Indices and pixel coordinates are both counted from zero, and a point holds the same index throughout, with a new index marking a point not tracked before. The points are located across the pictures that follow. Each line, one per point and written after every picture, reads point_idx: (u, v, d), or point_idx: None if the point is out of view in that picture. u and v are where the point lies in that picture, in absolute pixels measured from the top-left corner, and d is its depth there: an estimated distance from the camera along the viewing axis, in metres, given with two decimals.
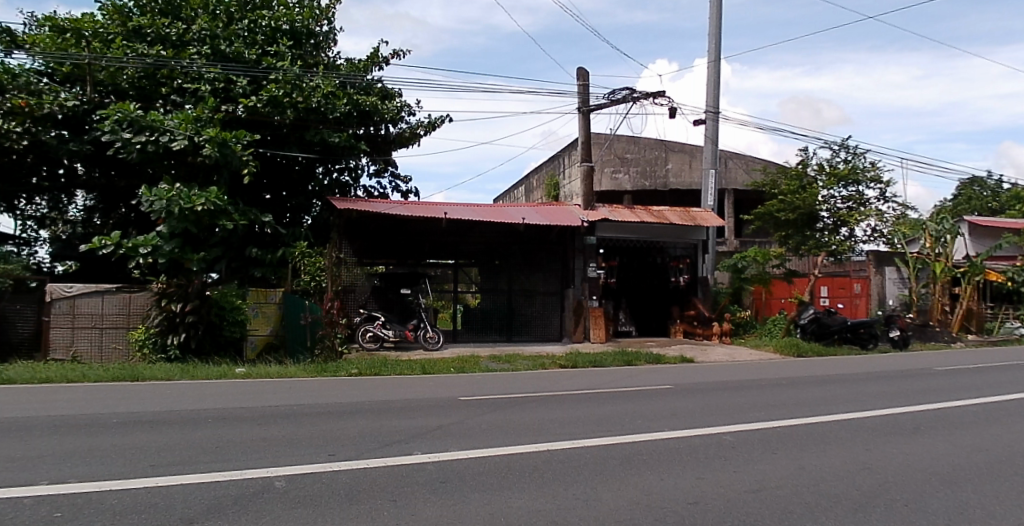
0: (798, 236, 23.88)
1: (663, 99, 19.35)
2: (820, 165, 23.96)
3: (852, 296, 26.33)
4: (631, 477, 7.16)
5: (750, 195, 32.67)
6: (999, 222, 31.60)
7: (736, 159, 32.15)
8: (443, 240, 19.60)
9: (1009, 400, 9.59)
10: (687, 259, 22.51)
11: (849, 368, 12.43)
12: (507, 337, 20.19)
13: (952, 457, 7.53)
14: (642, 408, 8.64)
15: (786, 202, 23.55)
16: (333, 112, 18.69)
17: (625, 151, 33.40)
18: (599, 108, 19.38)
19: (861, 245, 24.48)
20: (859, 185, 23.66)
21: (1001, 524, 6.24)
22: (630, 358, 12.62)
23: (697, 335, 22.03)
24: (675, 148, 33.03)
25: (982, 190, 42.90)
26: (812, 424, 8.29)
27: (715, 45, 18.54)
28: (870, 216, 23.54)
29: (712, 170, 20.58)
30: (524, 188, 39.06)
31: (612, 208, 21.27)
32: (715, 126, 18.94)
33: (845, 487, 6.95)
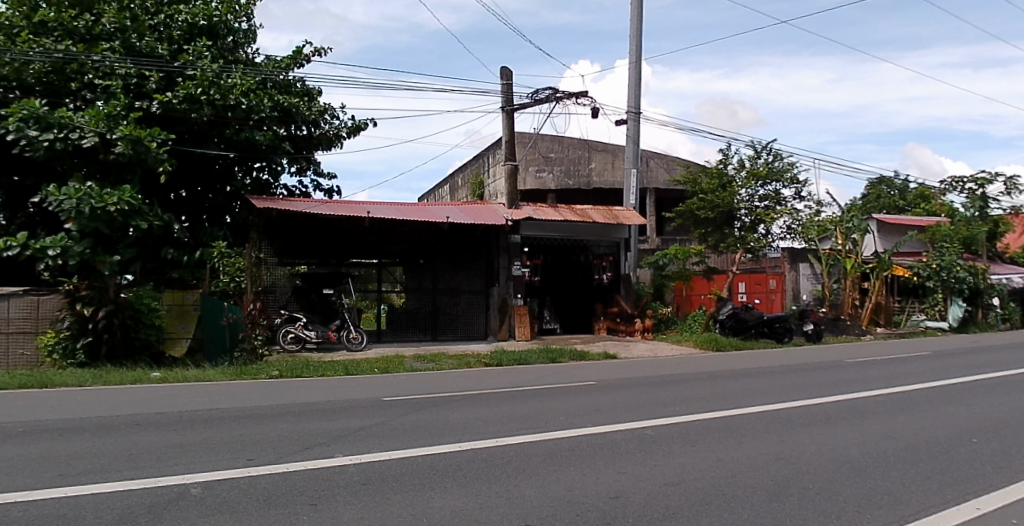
0: (717, 234, 24.71)
1: (585, 98, 19.55)
2: (740, 164, 24.56)
3: (768, 292, 26.88)
4: (554, 474, 7.21)
5: (672, 194, 33.48)
6: (905, 220, 33.14)
7: (658, 158, 32.88)
8: (367, 240, 19.56)
9: (912, 389, 10.04)
10: (609, 257, 22.75)
11: (765, 361, 12.80)
12: (432, 336, 20.14)
13: (861, 445, 7.82)
14: (566, 405, 8.70)
15: (706, 200, 24.13)
16: (255, 112, 18.28)
17: (549, 149, 33.70)
18: (523, 108, 19.46)
19: (777, 242, 25.29)
20: (776, 185, 24.38)
21: (904, 509, 6.53)
22: (554, 355, 12.71)
23: (619, 332, 22.39)
24: (598, 148, 33.61)
25: (889, 190, 45.00)
26: (729, 417, 8.51)
27: (637, 47, 18.86)
28: (785, 215, 24.37)
29: (634, 169, 20.86)
30: (449, 187, 38.96)
31: (536, 207, 21.34)
32: (636, 126, 19.25)
33: (760, 477, 7.15)
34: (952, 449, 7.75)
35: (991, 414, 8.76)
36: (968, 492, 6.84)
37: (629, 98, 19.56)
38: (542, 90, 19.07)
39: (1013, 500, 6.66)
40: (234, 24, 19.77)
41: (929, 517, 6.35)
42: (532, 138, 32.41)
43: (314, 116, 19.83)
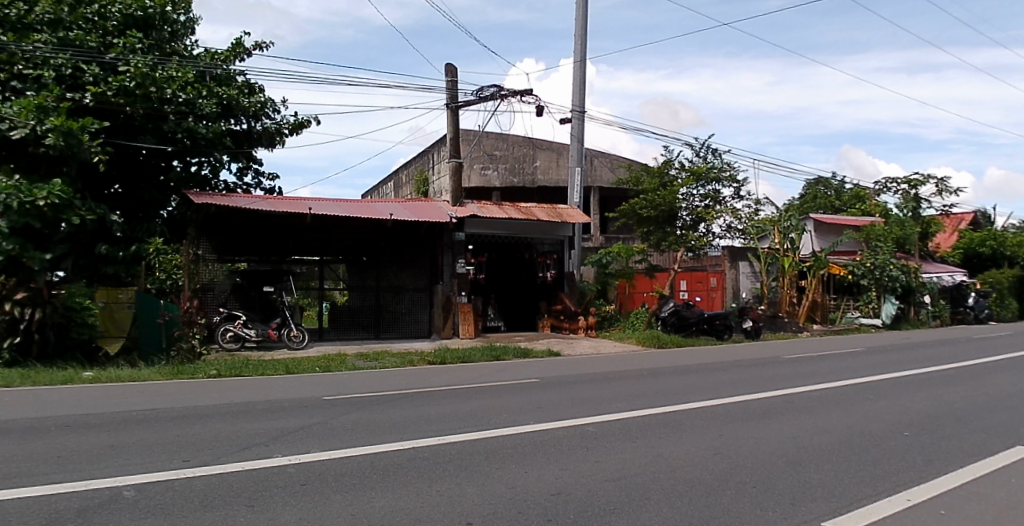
0: (659, 232, 24.97)
1: (530, 96, 19.59)
2: (682, 164, 24.95)
3: (708, 289, 27.43)
4: (496, 471, 7.20)
5: (615, 192, 33.92)
6: (841, 220, 34.11)
7: (602, 157, 33.27)
8: (309, 236, 19.43)
9: (844, 384, 10.32)
10: (553, 255, 23.01)
11: (706, 358, 13.01)
12: (375, 334, 20.02)
13: (797, 439, 7.98)
14: (508, 402, 8.70)
15: (648, 200, 24.46)
16: (194, 104, 18.29)
17: (494, 147, 33.69)
18: (468, 105, 19.41)
19: (718, 241, 25.83)
20: (716, 184, 24.86)
21: (837, 501, 6.68)
22: (498, 353, 12.73)
23: (563, 329, 22.75)
24: (543, 146, 33.89)
25: (826, 190, 46.39)
26: (670, 413, 8.61)
27: (581, 46, 18.99)
28: (725, 213, 24.83)
29: (577, 167, 21.00)
30: (393, 183, 38.72)
31: (481, 205, 21.35)
32: (580, 126, 19.38)
33: (699, 472, 7.24)
34: (884, 442, 7.96)
35: (919, 408, 9.03)
36: (898, 484, 7.03)
37: (573, 96, 19.70)
38: (487, 88, 19.07)
39: (940, 492, 6.88)
40: (173, 15, 19.47)
41: (861, 509, 6.52)
42: (477, 136, 32.34)
43: (253, 109, 19.64)
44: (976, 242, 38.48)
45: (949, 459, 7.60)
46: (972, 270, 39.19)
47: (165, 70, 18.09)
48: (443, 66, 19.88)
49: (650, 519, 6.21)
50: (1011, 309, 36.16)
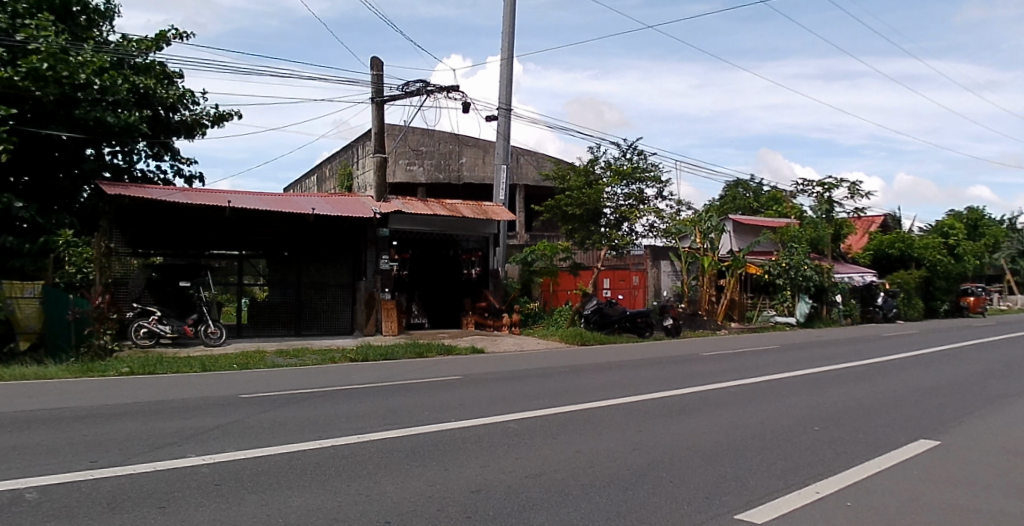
0: (583, 230, 25.69)
1: (457, 92, 19.54)
2: (608, 163, 25.32)
3: (631, 287, 27.69)
4: (416, 469, 7.17)
5: (541, 190, 34.28)
6: (760, 222, 35.23)
7: (528, 155, 33.58)
8: (229, 229, 18.94)
9: (758, 380, 10.65)
10: (478, 252, 23.06)
11: (629, 355, 13.22)
12: (295, 331, 19.68)
13: (714, 434, 8.18)
14: (430, 400, 8.68)
15: (573, 198, 24.99)
16: (109, 95, 17.78)
17: (421, 143, 33.52)
18: (393, 99, 19.25)
19: (641, 240, 26.34)
20: (639, 184, 25.31)
21: (749, 495, 6.87)
22: (421, 349, 12.69)
23: (488, 327, 22.76)
24: (469, 142, 34.03)
25: (745, 192, 47.92)
26: (591, 409, 8.73)
27: (509, 43, 19.04)
28: (648, 213, 25.30)
29: (503, 165, 21.09)
30: (316, 178, 38.09)
31: (406, 201, 21.25)
32: (506, 123, 19.43)
33: (618, 467, 7.36)
34: (795, 436, 8.23)
35: (828, 404, 9.40)
36: (809, 477, 7.28)
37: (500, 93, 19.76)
38: (414, 82, 18.94)
39: (846, 483, 7.16)
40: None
41: (772, 502, 6.73)
42: (402, 131, 32.07)
43: (171, 99, 19.46)
44: (885, 244, 40.27)
45: (857, 452, 7.91)
46: (880, 270, 41.33)
47: (77, 56, 17.31)
48: (370, 59, 19.67)
49: (571, 514, 6.29)
50: (916, 308, 38.07)
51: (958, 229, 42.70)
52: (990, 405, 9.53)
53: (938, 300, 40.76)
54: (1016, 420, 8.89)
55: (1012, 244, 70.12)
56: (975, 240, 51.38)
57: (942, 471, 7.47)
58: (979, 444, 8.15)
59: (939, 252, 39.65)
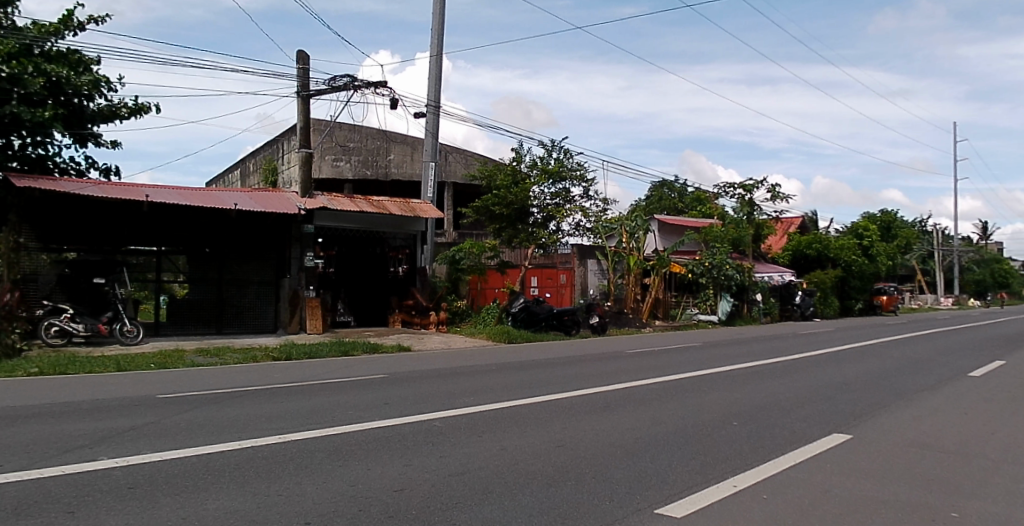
0: (511, 229, 25.68)
1: (385, 88, 19.34)
2: (534, 162, 25.53)
3: (558, 286, 27.96)
4: (337, 470, 7.07)
5: (468, 188, 34.31)
6: (684, 222, 36.08)
7: (456, 153, 33.73)
8: (147, 225, 18.44)
9: (680, 377, 10.88)
10: (406, 250, 23.57)
11: (555, 352, 13.34)
12: (216, 329, 19.34)
13: (637, 430, 8.31)
14: (354, 399, 8.60)
15: (499, 196, 24.92)
16: (25, 88, 17.14)
17: (348, 138, 33.28)
18: (320, 94, 18.94)
19: (567, 238, 26.59)
20: (565, 183, 25.67)
21: (670, 489, 6.99)
22: (346, 348, 12.57)
23: (415, 325, 22.72)
24: (397, 139, 34.04)
25: (670, 192, 49.21)
26: (516, 406, 8.79)
27: (438, 40, 18.94)
28: (574, 212, 25.62)
29: (430, 163, 21.12)
30: (240, 172, 37.24)
31: (332, 197, 21.12)
32: (435, 121, 19.36)
33: (541, 464, 7.40)
34: (714, 431, 8.41)
35: (748, 400, 9.66)
36: (726, 472, 7.45)
37: (429, 89, 19.74)
38: (341, 76, 18.71)
39: (762, 477, 7.36)
40: None
41: (690, 496, 6.87)
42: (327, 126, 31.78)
43: (86, 87, 18.72)
44: (803, 245, 41.83)
45: (774, 447, 8.12)
46: (799, 270, 42.97)
47: None
48: (296, 52, 19.36)
49: (493, 512, 6.30)
50: (831, 306, 39.64)
51: (872, 230, 43.97)
52: (897, 400, 9.95)
53: (852, 299, 42.91)
54: (921, 414, 9.30)
55: (919, 246, 74.30)
56: (887, 241, 53.69)
57: (852, 463, 7.75)
58: (889, 437, 8.48)
59: (854, 253, 41.15)
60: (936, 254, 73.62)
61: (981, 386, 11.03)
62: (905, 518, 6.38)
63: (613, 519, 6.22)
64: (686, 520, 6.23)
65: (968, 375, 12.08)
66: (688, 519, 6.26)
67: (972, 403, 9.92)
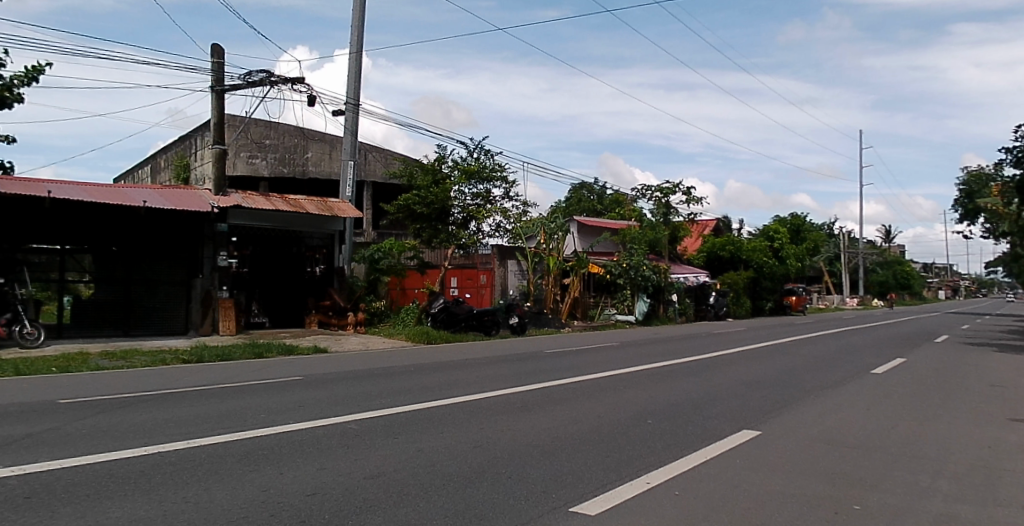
0: (431, 229, 25.64)
1: (302, 85, 19.05)
2: (455, 162, 25.76)
3: (478, 286, 28.95)
4: (248, 475, 6.86)
5: (388, 186, 34.45)
6: (602, 224, 36.95)
7: (376, 152, 33.67)
8: (50, 222, 17.85)
9: (597, 376, 11.10)
10: (324, 249, 23.44)
11: (472, 353, 13.44)
12: (124, 331, 18.92)
13: (553, 429, 8.40)
14: (268, 402, 8.52)
15: (420, 196, 25.02)
16: None
17: (264, 136, 33.17)
18: (235, 88, 18.54)
19: (488, 239, 26.80)
20: (486, 184, 25.97)
21: (585, 488, 6.99)
22: (258, 350, 12.46)
23: (332, 325, 22.71)
24: (315, 137, 34.09)
25: (589, 195, 50.21)
26: (432, 407, 8.81)
27: (357, 38, 18.75)
28: (494, 213, 26.00)
29: (350, 161, 21.34)
30: (150, 167, 36.02)
31: (247, 194, 20.98)
32: (354, 119, 19.26)
33: (457, 465, 7.32)
34: (628, 429, 8.56)
35: (662, 399, 9.89)
36: (641, 468, 7.56)
37: (348, 87, 19.60)
38: (256, 71, 18.33)
39: (674, 474, 7.44)
40: None
41: (604, 495, 6.87)
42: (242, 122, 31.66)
43: None
44: (717, 246, 43.50)
45: (687, 443, 8.29)
46: (713, 271, 44.44)
47: None
48: (210, 45, 18.94)
49: (411, 511, 6.23)
50: (744, 306, 41.19)
51: (781, 233, 47.05)
52: (804, 396, 10.35)
53: (764, 299, 44.44)
54: (826, 410, 9.68)
55: (827, 249, 78.09)
56: (796, 244, 56.19)
57: (760, 459, 7.97)
58: (797, 433, 8.77)
59: (765, 255, 43.09)
60: (842, 256, 77.64)
61: (880, 382, 11.62)
62: (807, 512, 6.54)
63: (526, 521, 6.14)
64: (601, 516, 6.30)
65: (873, 372, 12.65)
66: (603, 517, 6.31)
67: (873, 399, 10.40)
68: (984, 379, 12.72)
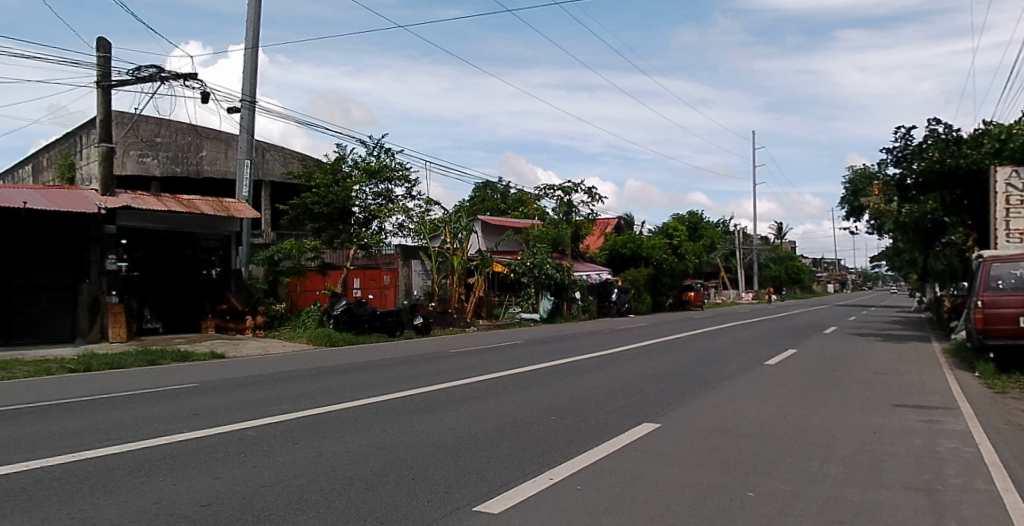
0: (331, 229, 26.16)
1: (194, 81, 18.51)
2: (356, 161, 26.16)
3: (382, 287, 28.63)
4: (139, 486, 6.55)
5: (286, 186, 34.17)
6: (505, 223, 37.56)
7: (274, 151, 33.20)
8: None
9: (497, 376, 11.32)
10: (219, 251, 23.09)
11: (370, 355, 13.42)
12: (4, 341, 18.03)
13: (456, 429, 8.46)
14: (159, 412, 8.37)
15: (319, 195, 25.46)
16: None
17: (155, 134, 33.18)
18: (123, 84, 17.88)
19: (390, 238, 27.27)
20: (388, 183, 26.53)
21: (488, 484, 6.97)
22: (153, 357, 12.18)
23: (229, 330, 22.39)
24: (209, 135, 34.02)
25: (494, 194, 50.62)
26: (330, 412, 8.80)
27: (253, 34, 18.34)
28: (396, 212, 26.54)
29: (247, 160, 20.99)
30: (34, 166, 34.17)
31: (136, 194, 20.47)
32: (250, 117, 18.92)
33: (359, 468, 7.19)
34: (532, 427, 8.69)
35: (564, 395, 10.17)
36: (545, 464, 7.63)
37: (242, 85, 19.20)
38: (145, 67, 17.69)
39: (576, 470, 7.51)
40: None
41: (508, 492, 6.82)
42: (131, 121, 31.69)
43: None
44: (619, 244, 44.65)
45: (589, 438, 8.46)
46: (615, 269, 45.40)
47: None
48: (96, 40, 18.26)
49: (314, 512, 6.10)
50: (645, 302, 43.03)
51: (679, 231, 48.80)
52: (700, 389, 10.79)
53: (664, 296, 46.23)
54: (720, 402, 10.07)
55: (724, 245, 81.50)
56: (694, 240, 58.49)
57: (658, 450, 8.20)
58: (693, 425, 9.10)
59: (664, 253, 44.81)
60: (736, 253, 81.55)
61: (772, 372, 12.20)
62: (702, 499, 6.70)
63: (431, 520, 5.99)
64: (504, 510, 6.30)
65: (766, 363, 13.29)
66: (508, 508, 6.36)
67: (764, 390, 10.91)
68: (868, 367, 13.53)
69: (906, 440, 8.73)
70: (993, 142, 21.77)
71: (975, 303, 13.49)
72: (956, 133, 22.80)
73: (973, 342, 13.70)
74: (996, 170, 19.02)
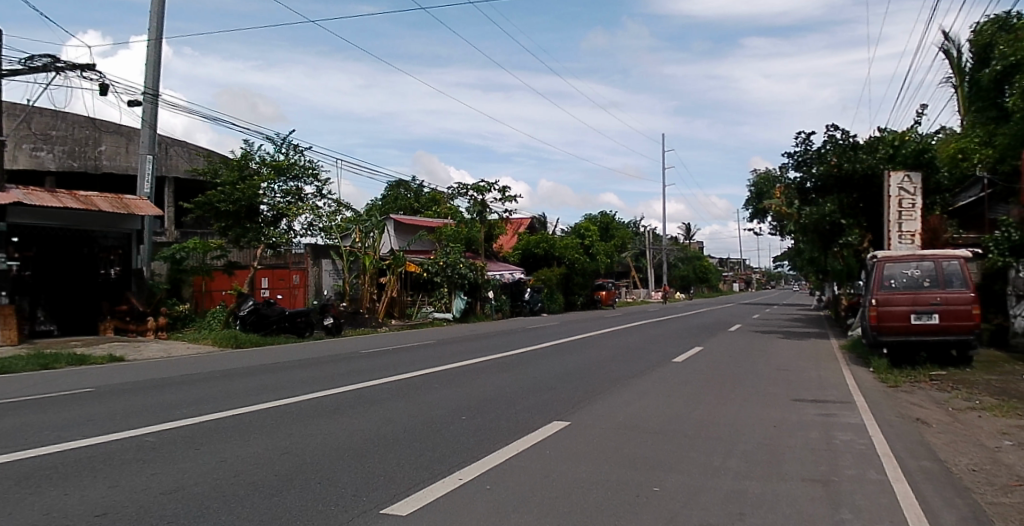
0: (239, 228, 25.03)
1: (93, 72, 17.42)
2: (263, 158, 25.47)
3: (291, 286, 27.93)
4: (27, 497, 6.14)
5: (191, 182, 32.75)
6: (418, 222, 37.22)
7: (178, 145, 31.77)
8: None
9: (411, 376, 11.26)
10: (119, 250, 21.90)
11: (283, 356, 13.07)
12: None
13: (367, 431, 8.35)
14: (54, 419, 7.90)
15: (225, 193, 24.40)
16: None
17: (50, 126, 31.55)
18: (13, 73, 16.61)
19: (299, 238, 26.72)
20: (297, 181, 25.87)
21: (398, 486, 6.91)
22: (47, 361, 11.46)
23: (129, 332, 21.09)
24: (108, 128, 32.21)
25: (406, 192, 50.04)
26: (235, 417, 8.51)
27: (157, 24, 17.44)
28: (305, 210, 25.93)
29: (149, 156, 19.98)
30: None
31: (28, 190, 19.11)
32: (153, 111, 17.97)
33: (263, 473, 6.99)
34: (444, 427, 8.67)
35: (478, 395, 10.21)
36: (456, 464, 7.63)
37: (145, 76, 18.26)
38: (38, 55, 16.54)
39: (487, 468, 7.55)
40: None
41: (418, 493, 6.78)
42: (24, 112, 29.95)
43: None
44: (532, 243, 45.05)
45: (501, 438, 8.53)
46: (528, 268, 45.76)
47: None
48: None
49: (219, 518, 5.89)
50: (557, 301, 43.74)
51: (591, 231, 49.58)
52: (610, 386, 11.08)
53: (575, 295, 47.17)
54: (628, 399, 10.35)
55: (633, 245, 83.74)
56: (605, 240, 59.80)
57: (569, 447, 8.35)
58: (602, 422, 9.33)
59: (576, 252, 45.59)
60: (646, 252, 83.94)
61: (678, 369, 12.65)
62: (611, 494, 6.87)
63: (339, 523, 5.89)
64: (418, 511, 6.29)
65: (673, 360, 13.77)
66: (423, 510, 6.34)
67: (670, 386, 11.31)
68: (766, 363, 14.25)
69: (803, 433, 9.23)
70: (887, 148, 23.79)
71: (870, 301, 14.46)
72: (851, 139, 24.32)
73: (868, 337, 14.75)
74: (890, 174, 20.44)
